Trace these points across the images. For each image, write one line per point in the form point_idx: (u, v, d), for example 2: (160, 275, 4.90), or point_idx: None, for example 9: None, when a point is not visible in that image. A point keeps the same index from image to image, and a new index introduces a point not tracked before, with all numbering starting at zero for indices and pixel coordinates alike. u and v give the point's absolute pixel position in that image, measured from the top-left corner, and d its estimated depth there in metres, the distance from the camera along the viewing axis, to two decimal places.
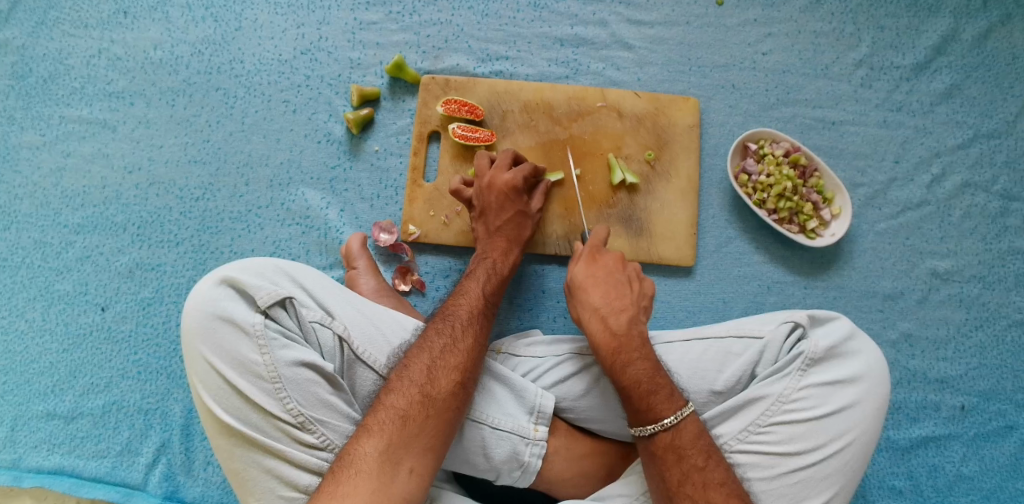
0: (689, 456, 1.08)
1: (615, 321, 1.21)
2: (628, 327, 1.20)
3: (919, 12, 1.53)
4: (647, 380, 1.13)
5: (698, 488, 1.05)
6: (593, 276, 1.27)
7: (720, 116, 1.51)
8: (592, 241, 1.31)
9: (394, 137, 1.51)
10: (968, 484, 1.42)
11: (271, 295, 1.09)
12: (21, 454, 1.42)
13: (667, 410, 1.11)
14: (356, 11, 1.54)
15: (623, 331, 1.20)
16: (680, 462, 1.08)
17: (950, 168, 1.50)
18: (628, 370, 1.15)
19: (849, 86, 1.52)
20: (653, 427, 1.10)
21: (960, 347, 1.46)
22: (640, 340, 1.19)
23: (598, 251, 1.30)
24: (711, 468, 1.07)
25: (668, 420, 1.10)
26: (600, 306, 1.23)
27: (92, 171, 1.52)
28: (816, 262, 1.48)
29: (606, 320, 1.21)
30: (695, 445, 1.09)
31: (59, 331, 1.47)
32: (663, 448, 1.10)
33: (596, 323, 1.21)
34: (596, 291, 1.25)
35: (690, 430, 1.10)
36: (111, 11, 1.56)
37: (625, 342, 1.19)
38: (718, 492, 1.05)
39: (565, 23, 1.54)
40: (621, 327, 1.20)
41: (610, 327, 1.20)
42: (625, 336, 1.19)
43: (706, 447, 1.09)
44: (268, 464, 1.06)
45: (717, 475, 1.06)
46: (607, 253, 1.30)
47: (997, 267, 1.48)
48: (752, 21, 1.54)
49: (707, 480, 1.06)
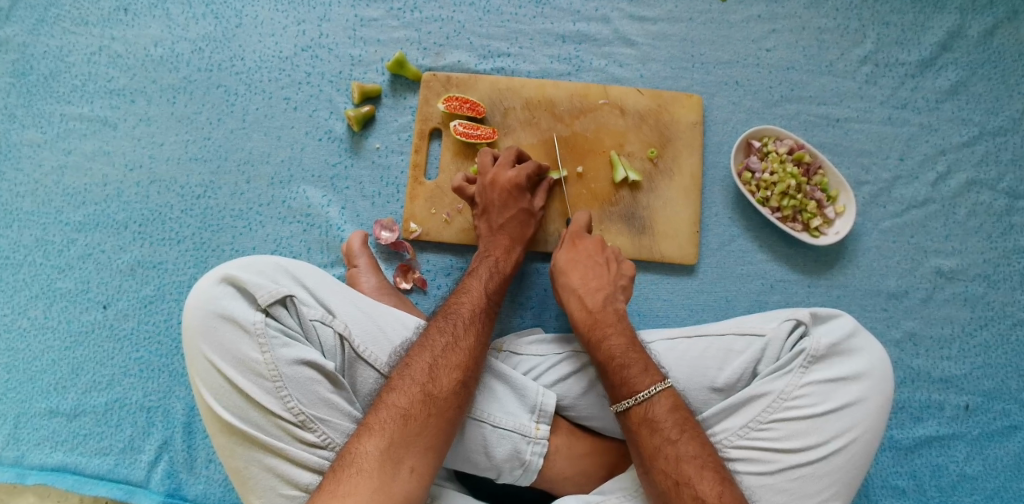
0: (662, 429, 1.08)
1: (591, 299, 1.25)
2: (604, 304, 1.24)
3: (925, 8, 1.52)
4: (621, 354, 1.16)
5: (670, 461, 1.05)
6: (573, 259, 1.30)
7: (723, 114, 1.50)
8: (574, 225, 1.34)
9: (395, 135, 1.51)
10: (971, 483, 1.41)
11: (271, 293, 1.09)
12: (24, 452, 1.42)
13: (640, 385, 1.12)
14: (358, 8, 1.54)
15: (598, 308, 1.24)
16: (653, 435, 1.08)
17: (956, 166, 1.49)
18: (604, 344, 1.19)
19: (854, 83, 1.51)
20: (627, 402, 1.11)
21: (965, 346, 1.45)
22: (615, 316, 1.23)
23: (580, 235, 1.33)
24: (683, 441, 1.07)
25: (641, 394, 1.11)
26: (579, 286, 1.27)
27: (93, 168, 1.52)
28: (820, 260, 1.47)
29: (583, 299, 1.25)
30: (670, 418, 1.09)
31: (61, 329, 1.47)
32: (638, 423, 1.10)
33: (574, 302, 1.26)
34: (576, 274, 1.28)
35: (665, 404, 1.10)
36: (112, 8, 1.56)
37: (601, 317, 1.23)
38: (690, 465, 1.04)
39: (567, 19, 1.53)
40: (597, 305, 1.24)
41: (587, 305, 1.24)
42: (601, 312, 1.23)
43: (682, 421, 1.09)
44: (269, 462, 1.06)
45: (689, 449, 1.06)
46: (588, 238, 1.33)
47: (1002, 266, 1.47)
48: (757, 18, 1.53)
49: (679, 454, 1.06)
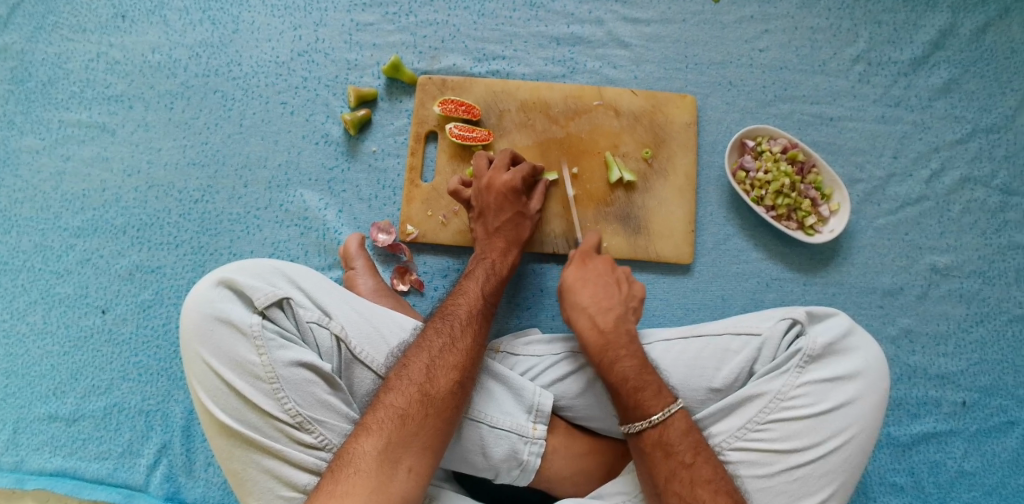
0: (676, 452, 1.08)
1: (603, 319, 1.23)
2: (616, 325, 1.22)
3: (916, 6, 1.53)
4: (635, 376, 1.15)
5: (685, 485, 1.05)
6: (582, 277, 1.29)
7: (717, 114, 1.51)
8: (585, 245, 1.34)
9: (391, 138, 1.52)
10: (969, 480, 1.41)
11: (268, 295, 1.10)
12: (24, 457, 1.43)
13: (654, 407, 1.12)
14: (353, 12, 1.55)
15: (611, 328, 1.22)
16: (667, 459, 1.08)
17: (949, 163, 1.49)
18: (616, 366, 1.17)
19: (847, 81, 1.52)
20: (641, 424, 1.11)
21: (961, 342, 1.46)
22: (627, 337, 1.21)
23: (590, 255, 1.33)
24: (698, 465, 1.07)
25: (655, 416, 1.11)
26: (589, 305, 1.25)
27: (92, 174, 1.53)
28: (815, 258, 1.48)
29: (594, 318, 1.23)
30: (684, 442, 1.09)
31: (60, 334, 1.48)
32: (651, 446, 1.10)
33: (584, 321, 1.23)
34: (585, 292, 1.27)
35: (678, 427, 1.11)
36: (110, 15, 1.57)
37: (613, 339, 1.20)
38: (706, 489, 1.04)
39: (561, 22, 1.54)
40: (609, 325, 1.22)
41: (598, 325, 1.22)
42: (613, 333, 1.21)
43: (695, 444, 1.09)
44: (267, 464, 1.06)
45: (704, 472, 1.06)
46: (597, 258, 1.32)
47: (997, 262, 1.47)
48: (749, 18, 1.54)
49: (694, 478, 1.06)
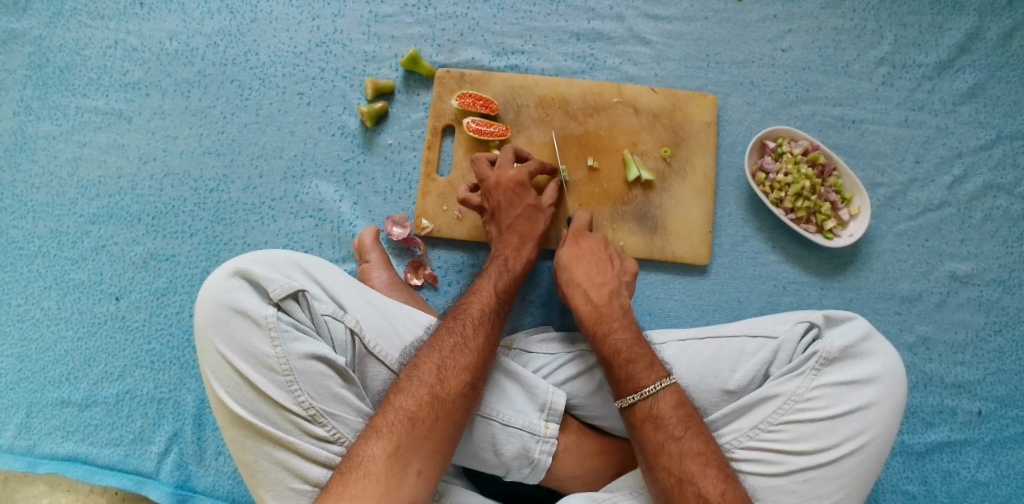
0: (666, 425, 1.07)
1: (596, 293, 1.24)
2: (609, 298, 1.24)
3: (943, 9, 1.50)
4: (627, 349, 1.16)
5: (674, 458, 1.05)
6: (577, 256, 1.29)
7: (738, 113, 1.50)
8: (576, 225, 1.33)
9: (408, 131, 1.51)
10: (982, 490, 1.40)
11: (284, 287, 1.09)
12: (36, 441, 1.43)
13: (645, 380, 1.11)
14: (372, 4, 1.54)
15: (603, 302, 1.23)
16: (657, 432, 1.07)
17: (972, 169, 1.47)
18: (610, 338, 1.18)
19: (870, 84, 1.50)
20: (632, 397, 1.10)
21: (979, 351, 1.44)
22: (620, 311, 1.22)
23: (583, 234, 1.33)
24: (688, 438, 1.06)
25: (646, 389, 1.10)
26: (583, 282, 1.26)
27: (108, 161, 1.52)
28: (834, 262, 1.46)
29: (587, 293, 1.25)
30: (675, 415, 1.08)
31: (74, 319, 1.48)
32: (643, 419, 1.09)
33: (579, 296, 1.25)
34: (580, 269, 1.28)
35: (669, 400, 1.10)
36: (128, 2, 1.56)
37: (606, 311, 1.22)
38: (694, 462, 1.03)
39: (581, 17, 1.53)
40: (602, 299, 1.23)
41: (591, 299, 1.23)
42: (606, 307, 1.22)
43: (686, 417, 1.08)
44: (279, 456, 1.06)
45: (694, 445, 1.05)
46: (591, 236, 1.32)
47: (1018, 271, 1.45)
48: (772, 17, 1.52)
49: (684, 451, 1.05)
